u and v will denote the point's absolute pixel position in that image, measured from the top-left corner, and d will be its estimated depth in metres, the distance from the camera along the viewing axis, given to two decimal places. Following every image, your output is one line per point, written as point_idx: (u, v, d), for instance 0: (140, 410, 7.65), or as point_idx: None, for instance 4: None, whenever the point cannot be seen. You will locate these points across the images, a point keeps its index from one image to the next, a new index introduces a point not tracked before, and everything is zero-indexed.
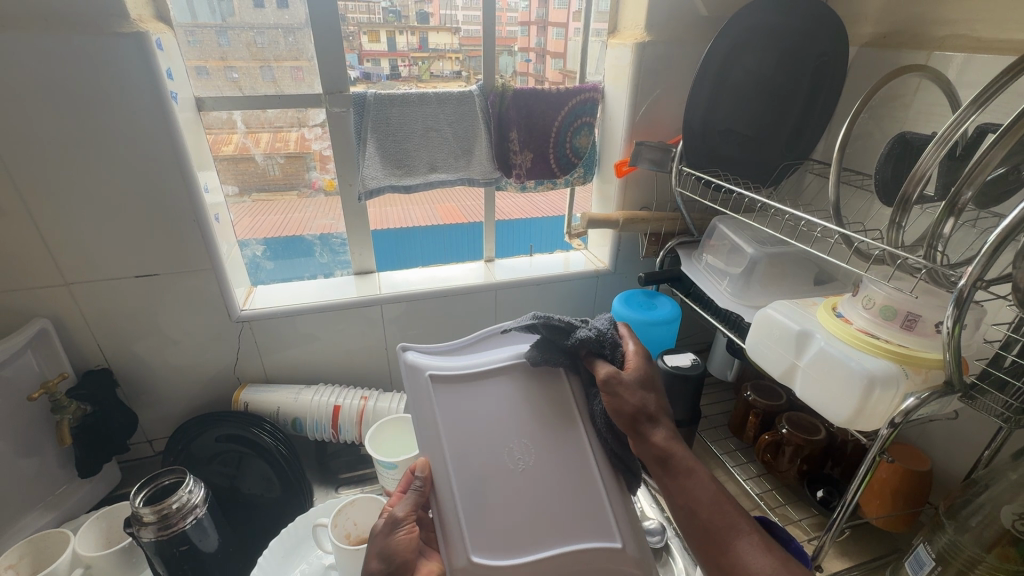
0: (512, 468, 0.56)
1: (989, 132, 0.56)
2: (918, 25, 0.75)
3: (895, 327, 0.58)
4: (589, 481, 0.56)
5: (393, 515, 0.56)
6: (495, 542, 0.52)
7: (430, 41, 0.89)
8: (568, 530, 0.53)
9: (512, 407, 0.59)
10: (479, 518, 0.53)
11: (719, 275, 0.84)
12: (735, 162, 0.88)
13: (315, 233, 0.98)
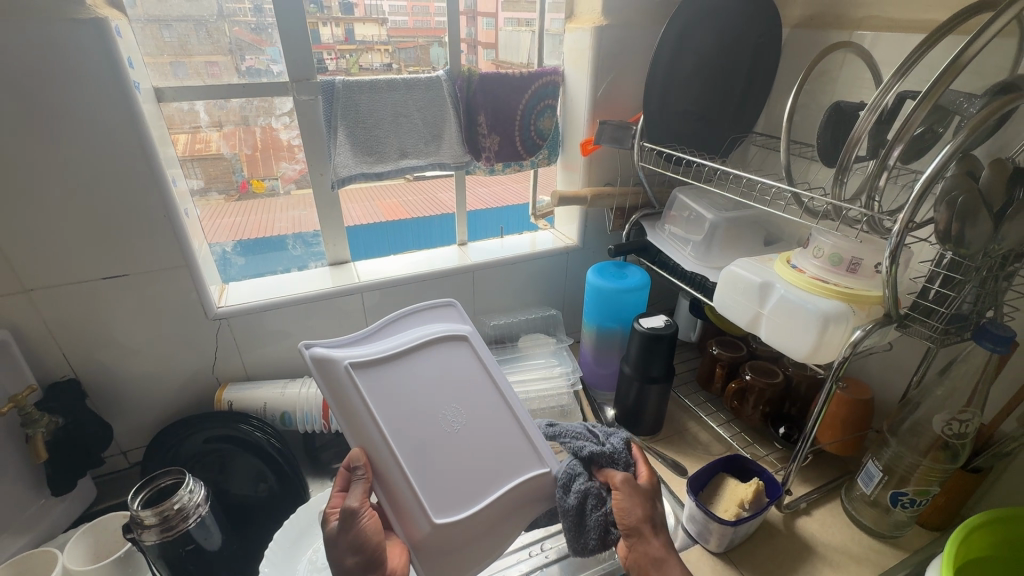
0: (449, 432, 0.62)
1: (907, 99, 0.65)
2: (841, 9, 0.84)
3: (841, 272, 0.67)
4: (512, 467, 0.63)
5: (348, 507, 0.57)
6: (452, 507, 0.58)
7: (357, 33, 0.87)
8: (506, 476, 0.62)
9: (432, 385, 0.65)
10: (429, 486, 0.58)
11: (682, 241, 0.92)
12: (689, 136, 0.95)
13: (250, 236, 0.95)
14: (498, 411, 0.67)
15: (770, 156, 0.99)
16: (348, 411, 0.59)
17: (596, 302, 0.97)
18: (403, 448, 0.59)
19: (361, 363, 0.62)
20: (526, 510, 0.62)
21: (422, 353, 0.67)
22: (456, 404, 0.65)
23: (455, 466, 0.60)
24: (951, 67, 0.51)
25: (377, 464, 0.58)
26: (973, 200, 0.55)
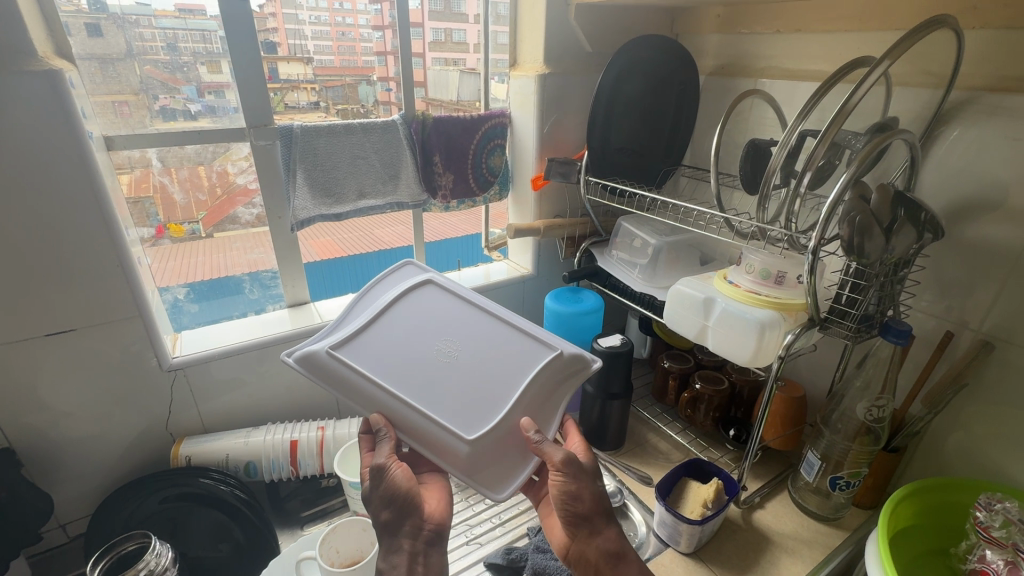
0: (451, 359, 0.65)
1: (809, 136, 0.76)
2: (746, 60, 0.98)
3: (770, 284, 0.76)
4: (522, 362, 0.67)
5: (377, 464, 0.61)
6: (481, 422, 0.61)
7: (281, 72, 0.86)
8: (520, 374, 0.66)
9: (416, 328, 0.67)
10: (452, 414, 0.61)
11: (629, 264, 1.00)
12: (627, 170, 1.05)
13: (169, 282, 0.88)
14: (491, 324, 0.71)
15: (698, 186, 1.10)
16: (349, 385, 0.61)
17: (555, 326, 1.03)
18: (413, 393, 0.62)
19: (343, 340, 0.64)
20: (553, 398, 0.67)
21: (398, 304, 0.69)
22: (446, 335, 0.68)
23: (469, 386, 0.64)
24: (841, 112, 0.62)
25: (395, 421, 0.61)
26: (867, 219, 0.66)
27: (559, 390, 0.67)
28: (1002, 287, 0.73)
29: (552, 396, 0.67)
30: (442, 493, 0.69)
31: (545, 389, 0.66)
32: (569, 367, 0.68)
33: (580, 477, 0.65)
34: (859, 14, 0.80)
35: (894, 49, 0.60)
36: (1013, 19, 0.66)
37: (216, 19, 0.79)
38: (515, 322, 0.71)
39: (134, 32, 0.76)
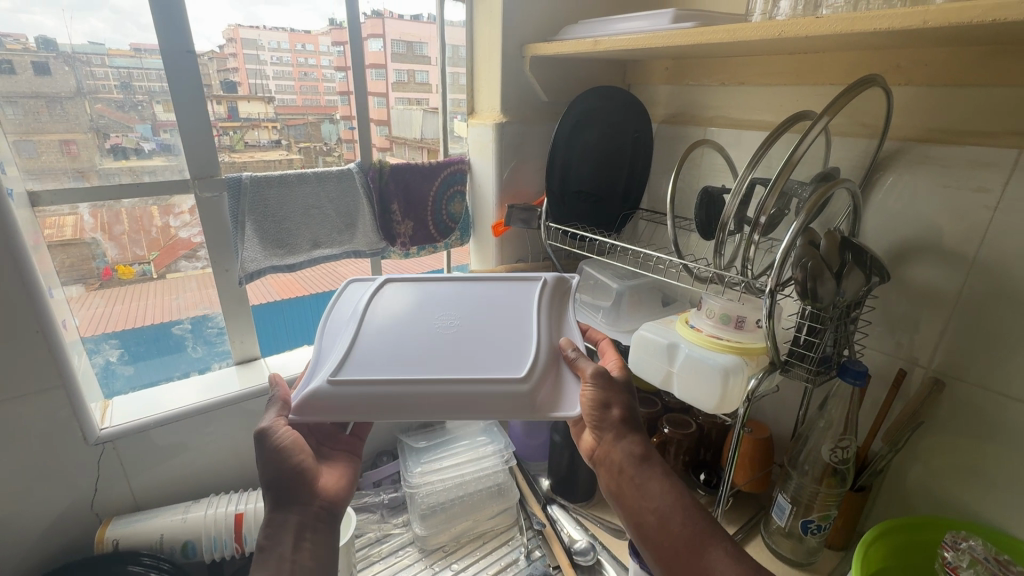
0: (456, 328, 0.65)
1: (759, 183, 0.78)
2: (696, 110, 1.01)
3: (730, 328, 0.76)
4: (521, 301, 0.70)
5: (262, 427, 0.65)
6: (521, 357, 0.60)
7: (241, 110, 0.84)
8: (523, 308, 0.68)
9: (400, 323, 0.66)
10: (491, 363, 0.59)
11: (592, 308, 1.00)
12: (586, 215, 1.05)
13: (114, 328, 0.83)
14: (464, 293, 0.72)
15: (656, 229, 1.12)
16: (379, 395, 0.55)
17: None
18: (444, 366, 0.58)
19: (343, 363, 0.58)
20: (562, 312, 0.70)
21: (370, 315, 0.67)
22: (436, 315, 0.67)
23: (487, 337, 0.63)
24: (788, 164, 0.64)
25: (444, 400, 0.56)
26: (818, 264, 0.68)
27: (561, 305, 0.70)
28: (945, 325, 0.76)
29: (562, 308, 0.70)
30: (343, 476, 0.70)
31: (551, 308, 0.69)
32: (562, 285, 0.73)
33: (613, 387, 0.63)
34: (796, 70, 0.85)
35: (832, 106, 0.62)
36: (934, 78, 0.71)
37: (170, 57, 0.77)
38: (486, 284, 0.74)
39: (86, 71, 0.73)
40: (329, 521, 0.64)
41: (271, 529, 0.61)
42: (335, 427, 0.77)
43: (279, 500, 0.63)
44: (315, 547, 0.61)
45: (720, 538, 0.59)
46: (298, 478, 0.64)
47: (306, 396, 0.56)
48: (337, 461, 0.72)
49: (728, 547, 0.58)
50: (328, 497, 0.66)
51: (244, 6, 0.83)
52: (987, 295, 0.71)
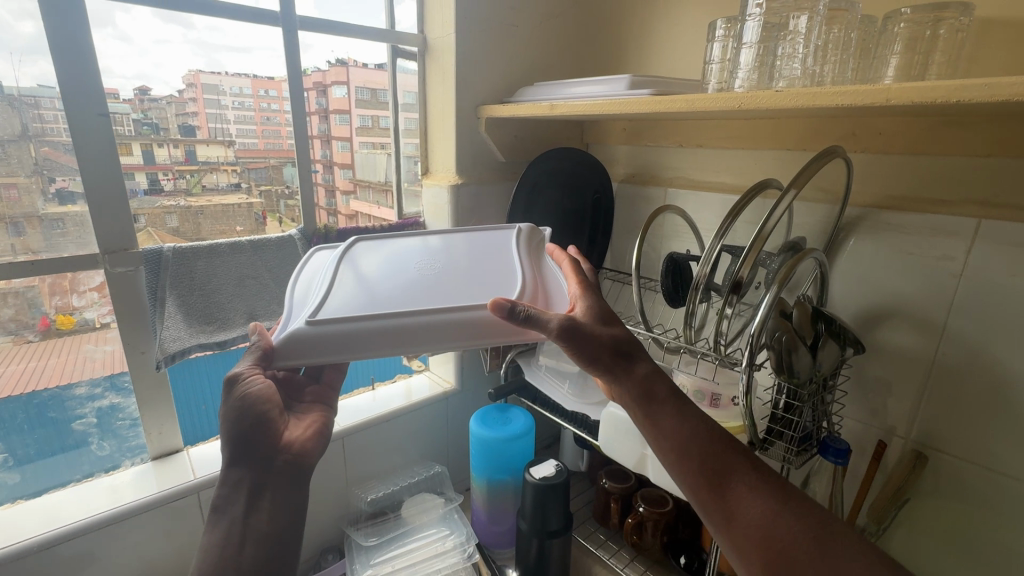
0: (437, 267, 0.63)
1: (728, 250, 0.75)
2: (656, 170, 1.00)
3: (706, 404, 0.71)
4: (500, 243, 0.68)
5: (235, 372, 0.60)
6: (508, 285, 0.59)
7: (199, 154, 0.80)
8: (503, 248, 0.67)
9: (379, 269, 0.63)
10: (478, 292, 0.58)
11: (559, 378, 0.93)
12: None
13: (49, 384, 0.73)
14: (439, 242, 0.70)
15: (620, 289, 1.08)
16: (362, 331, 0.53)
17: (482, 453, 0.92)
18: (430, 298, 0.56)
19: (324, 303, 0.56)
20: (540, 252, 0.68)
21: (347, 266, 0.64)
22: (413, 262, 0.65)
23: (470, 273, 0.62)
24: (757, 238, 0.61)
25: (437, 328, 0.54)
26: (792, 339, 0.64)
27: (540, 250, 0.68)
28: (920, 394, 0.73)
29: (541, 248, 0.68)
30: (313, 428, 0.69)
31: (530, 243, 0.67)
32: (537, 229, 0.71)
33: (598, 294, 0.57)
34: (753, 134, 0.84)
35: (797, 180, 0.59)
36: (888, 147, 0.71)
37: (129, 101, 0.72)
38: (461, 233, 0.72)
39: (34, 114, 0.66)
40: (295, 473, 0.64)
41: (231, 485, 0.60)
42: (303, 380, 0.76)
43: (238, 456, 0.61)
44: (275, 502, 0.61)
45: (748, 472, 0.50)
46: (262, 432, 0.62)
47: (289, 337, 0.53)
48: (306, 415, 0.70)
49: (756, 481, 0.49)
50: (296, 449, 0.65)
51: (205, 51, 0.78)
52: (962, 364, 0.69)
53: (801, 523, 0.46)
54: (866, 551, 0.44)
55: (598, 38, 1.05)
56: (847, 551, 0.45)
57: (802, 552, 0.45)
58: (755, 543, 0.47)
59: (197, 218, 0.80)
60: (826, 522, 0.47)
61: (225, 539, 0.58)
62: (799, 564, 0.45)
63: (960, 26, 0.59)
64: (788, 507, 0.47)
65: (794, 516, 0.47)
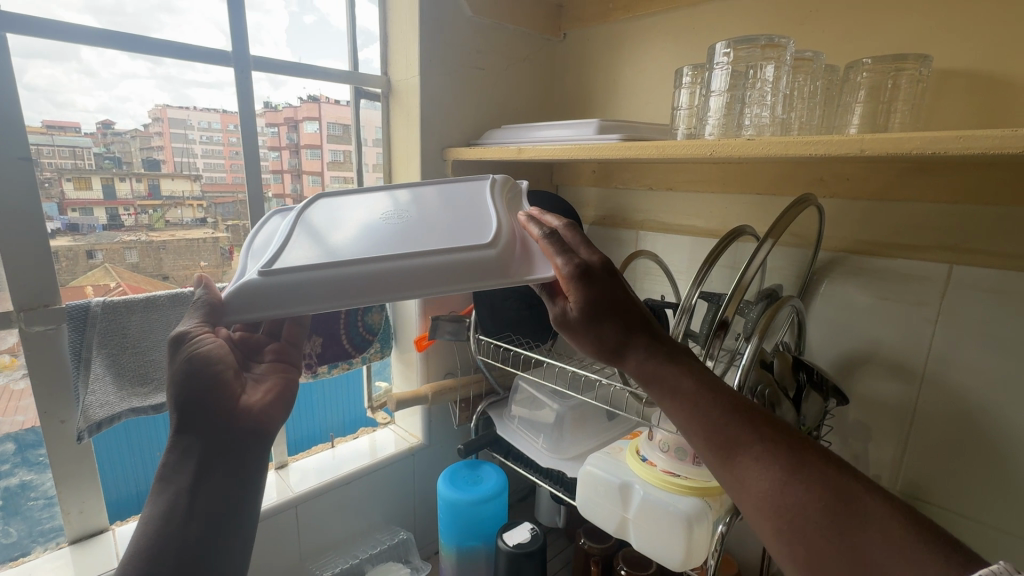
0: (408, 217, 0.56)
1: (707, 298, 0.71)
2: (627, 212, 0.98)
3: (688, 463, 0.66)
4: (473, 193, 0.61)
5: (177, 333, 0.47)
6: (482, 231, 0.52)
7: (164, 188, 0.77)
8: (478, 196, 0.59)
9: (343, 220, 0.56)
10: (450, 239, 0.51)
11: (533, 432, 0.87)
12: (522, 323, 0.95)
13: None
14: (414, 193, 0.63)
15: None
16: (323, 282, 0.46)
17: (450, 517, 0.84)
18: (395, 247, 0.49)
19: (283, 254, 0.48)
20: (518, 202, 0.60)
21: (308, 219, 0.56)
22: (383, 212, 0.57)
23: (442, 222, 0.55)
24: (736, 288, 0.58)
25: (405, 278, 0.47)
26: (775, 393, 0.60)
27: (517, 203, 0.60)
28: (904, 442, 0.71)
29: (519, 197, 0.61)
30: (276, 391, 0.54)
31: (507, 192, 0.60)
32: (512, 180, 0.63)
33: (591, 285, 0.47)
34: (721, 178, 0.84)
35: (774, 229, 0.57)
36: (856, 193, 0.71)
37: (90, 135, 0.70)
38: (433, 184, 0.64)
39: None
40: (257, 437, 0.48)
41: (179, 454, 0.44)
42: (262, 340, 0.61)
43: (188, 421, 0.46)
44: (230, 475, 0.45)
45: (755, 433, 0.42)
46: (218, 392, 0.48)
47: (241, 292, 0.45)
48: (266, 377, 0.56)
49: (766, 443, 0.42)
50: (256, 412, 0.50)
51: (171, 86, 0.76)
52: (944, 411, 0.67)
53: (817, 493, 0.39)
54: (895, 526, 0.36)
55: (565, 83, 1.05)
56: (870, 527, 0.37)
57: (814, 525, 0.38)
58: (762, 514, 0.40)
59: (160, 252, 0.77)
60: (849, 489, 0.38)
61: (170, 513, 0.42)
62: (809, 539, 0.38)
63: (919, 76, 0.60)
64: (800, 474, 0.39)
65: (806, 484, 0.39)
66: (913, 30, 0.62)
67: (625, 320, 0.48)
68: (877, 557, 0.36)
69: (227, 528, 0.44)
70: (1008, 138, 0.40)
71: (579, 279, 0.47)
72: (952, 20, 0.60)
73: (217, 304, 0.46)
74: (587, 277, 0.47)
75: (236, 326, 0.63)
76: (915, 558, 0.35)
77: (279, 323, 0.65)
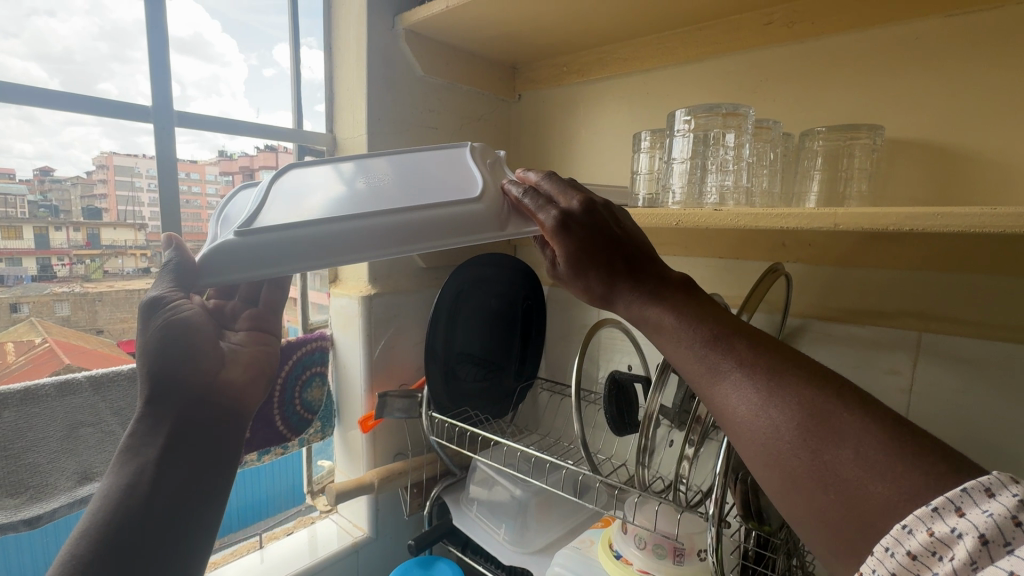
0: (386, 180, 0.52)
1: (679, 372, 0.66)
2: None
3: (668, 561, 0.59)
4: (452, 158, 0.57)
5: (151, 297, 0.46)
6: (468, 188, 0.49)
7: (104, 237, 0.69)
8: (456, 161, 0.56)
9: (318, 185, 0.51)
10: (436, 194, 0.48)
11: (493, 521, 0.78)
12: (478, 396, 0.87)
13: None
14: (387, 159, 0.58)
15: (557, 402, 0.98)
16: (307, 235, 0.41)
17: None
18: (380, 202, 0.46)
19: (259, 216, 0.44)
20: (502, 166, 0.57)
21: (279, 187, 0.51)
22: (361, 175, 0.53)
23: (425, 181, 0.51)
24: None
25: (400, 229, 0.44)
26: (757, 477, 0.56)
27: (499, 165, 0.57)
28: None
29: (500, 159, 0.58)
30: (251, 364, 0.57)
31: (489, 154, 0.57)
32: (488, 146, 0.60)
33: (581, 234, 0.42)
34: (681, 242, 0.82)
35: (748, 303, 0.54)
36: (818, 259, 0.69)
37: (25, 181, 0.62)
38: (405, 150, 0.60)
39: None
40: (223, 419, 0.49)
41: (145, 432, 0.43)
42: (236, 306, 0.61)
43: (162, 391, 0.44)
44: (195, 456, 0.44)
45: (728, 353, 0.34)
46: (190, 364, 0.47)
47: (219, 251, 0.40)
48: (243, 347, 0.58)
49: (742, 361, 0.34)
50: (229, 392, 0.51)
51: (120, 133, 0.67)
52: None
53: (793, 415, 0.31)
54: (878, 443, 0.28)
55: (522, 144, 1.03)
56: (847, 443, 0.29)
57: (789, 451, 0.31)
58: (743, 444, 0.33)
59: (95, 306, 0.68)
60: (830, 403, 0.30)
61: (126, 494, 0.39)
62: (785, 468, 0.31)
63: (872, 146, 0.60)
64: (776, 396, 0.31)
65: (782, 409, 0.31)
66: (861, 102, 0.63)
67: (608, 259, 0.42)
68: (854, 481, 0.28)
69: (189, 514, 0.42)
70: (984, 217, 0.38)
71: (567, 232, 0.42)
72: (897, 94, 0.61)
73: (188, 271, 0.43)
74: (573, 227, 0.42)
75: (210, 292, 0.62)
76: (899, 478, 0.27)
77: (256, 287, 0.64)
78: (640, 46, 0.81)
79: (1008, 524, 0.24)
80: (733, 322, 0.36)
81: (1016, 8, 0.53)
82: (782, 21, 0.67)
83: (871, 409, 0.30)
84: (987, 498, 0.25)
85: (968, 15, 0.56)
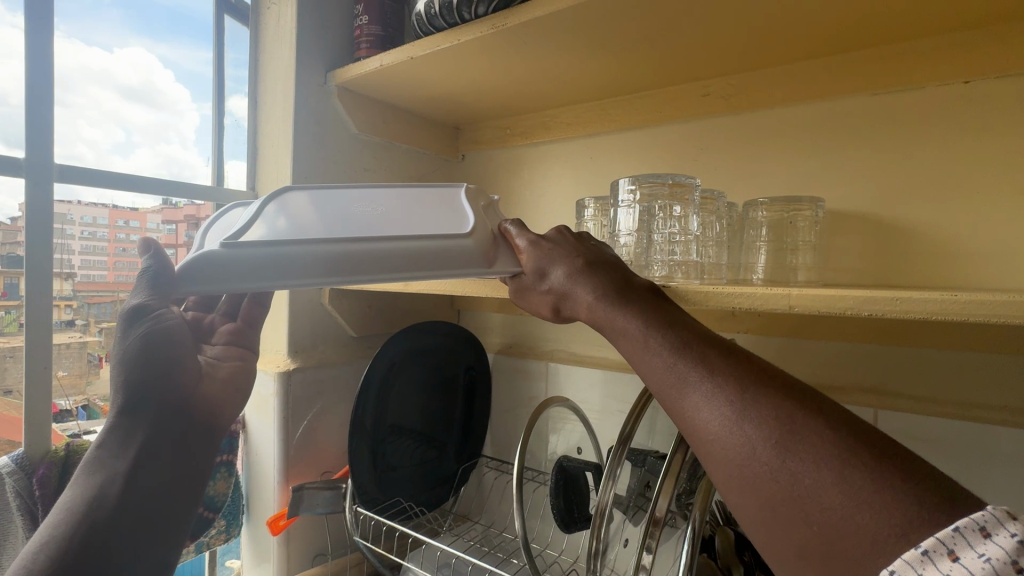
0: (374, 209, 0.47)
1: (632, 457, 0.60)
2: (534, 341, 0.89)
3: None
4: (447, 196, 0.50)
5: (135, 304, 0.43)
6: (456, 228, 0.45)
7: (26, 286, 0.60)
8: (450, 199, 0.50)
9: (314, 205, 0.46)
10: (421, 230, 0.44)
11: None
12: (413, 483, 0.77)
13: None
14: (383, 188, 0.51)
15: (503, 483, 0.89)
16: (287, 255, 0.37)
17: None
18: (365, 228, 0.42)
19: (246, 230, 0.39)
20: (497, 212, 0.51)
21: (278, 202, 0.46)
22: (357, 200, 0.48)
23: (414, 215, 0.47)
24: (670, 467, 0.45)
25: (376, 260, 0.40)
26: None
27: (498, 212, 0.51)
28: None
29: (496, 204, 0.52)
30: (229, 379, 0.59)
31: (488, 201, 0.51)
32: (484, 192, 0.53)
33: (555, 251, 0.44)
34: None
35: None
36: (769, 330, 0.67)
37: None
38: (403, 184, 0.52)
39: None
40: (189, 434, 0.54)
41: (117, 441, 0.46)
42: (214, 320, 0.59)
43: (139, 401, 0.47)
44: (162, 467, 0.49)
45: (697, 363, 0.32)
46: (167, 380, 0.49)
47: (205, 258, 0.35)
48: (223, 362, 0.58)
49: (711, 371, 0.32)
50: (202, 408, 0.55)
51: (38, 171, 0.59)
52: None
53: (766, 429, 0.28)
54: (860, 469, 0.26)
55: None
56: (825, 463, 0.27)
57: (763, 472, 0.28)
58: (712, 463, 0.31)
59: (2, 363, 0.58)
60: (806, 420, 0.28)
61: (101, 501, 0.43)
62: (759, 492, 0.28)
63: (814, 218, 0.59)
64: (749, 407, 0.29)
65: (753, 421, 0.29)
66: (799, 174, 0.63)
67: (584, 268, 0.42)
68: (835, 509, 0.26)
69: (150, 525, 0.48)
70: (945, 302, 0.35)
71: (540, 249, 0.45)
72: (833, 168, 0.61)
73: (166, 274, 0.36)
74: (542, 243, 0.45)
75: None
76: (888, 508, 0.25)
77: None
78: (583, 111, 0.80)
79: (1008, 568, 0.22)
80: (704, 334, 0.35)
81: (935, 89, 0.55)
82: (718, 94, 0.68)
83: (849, 431, 0.27)
84: (983, 539, 0.23)
85: (893, 95, 0.57)
